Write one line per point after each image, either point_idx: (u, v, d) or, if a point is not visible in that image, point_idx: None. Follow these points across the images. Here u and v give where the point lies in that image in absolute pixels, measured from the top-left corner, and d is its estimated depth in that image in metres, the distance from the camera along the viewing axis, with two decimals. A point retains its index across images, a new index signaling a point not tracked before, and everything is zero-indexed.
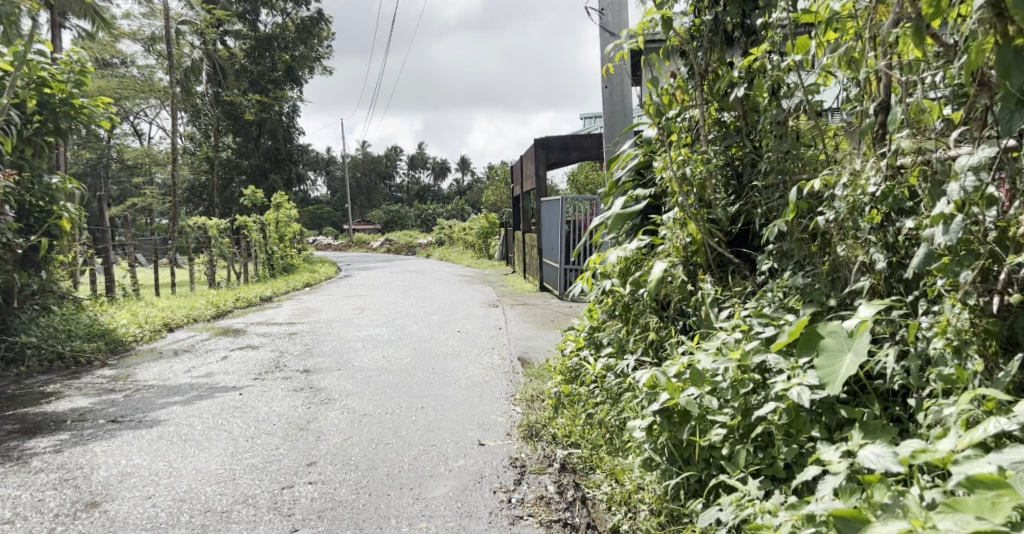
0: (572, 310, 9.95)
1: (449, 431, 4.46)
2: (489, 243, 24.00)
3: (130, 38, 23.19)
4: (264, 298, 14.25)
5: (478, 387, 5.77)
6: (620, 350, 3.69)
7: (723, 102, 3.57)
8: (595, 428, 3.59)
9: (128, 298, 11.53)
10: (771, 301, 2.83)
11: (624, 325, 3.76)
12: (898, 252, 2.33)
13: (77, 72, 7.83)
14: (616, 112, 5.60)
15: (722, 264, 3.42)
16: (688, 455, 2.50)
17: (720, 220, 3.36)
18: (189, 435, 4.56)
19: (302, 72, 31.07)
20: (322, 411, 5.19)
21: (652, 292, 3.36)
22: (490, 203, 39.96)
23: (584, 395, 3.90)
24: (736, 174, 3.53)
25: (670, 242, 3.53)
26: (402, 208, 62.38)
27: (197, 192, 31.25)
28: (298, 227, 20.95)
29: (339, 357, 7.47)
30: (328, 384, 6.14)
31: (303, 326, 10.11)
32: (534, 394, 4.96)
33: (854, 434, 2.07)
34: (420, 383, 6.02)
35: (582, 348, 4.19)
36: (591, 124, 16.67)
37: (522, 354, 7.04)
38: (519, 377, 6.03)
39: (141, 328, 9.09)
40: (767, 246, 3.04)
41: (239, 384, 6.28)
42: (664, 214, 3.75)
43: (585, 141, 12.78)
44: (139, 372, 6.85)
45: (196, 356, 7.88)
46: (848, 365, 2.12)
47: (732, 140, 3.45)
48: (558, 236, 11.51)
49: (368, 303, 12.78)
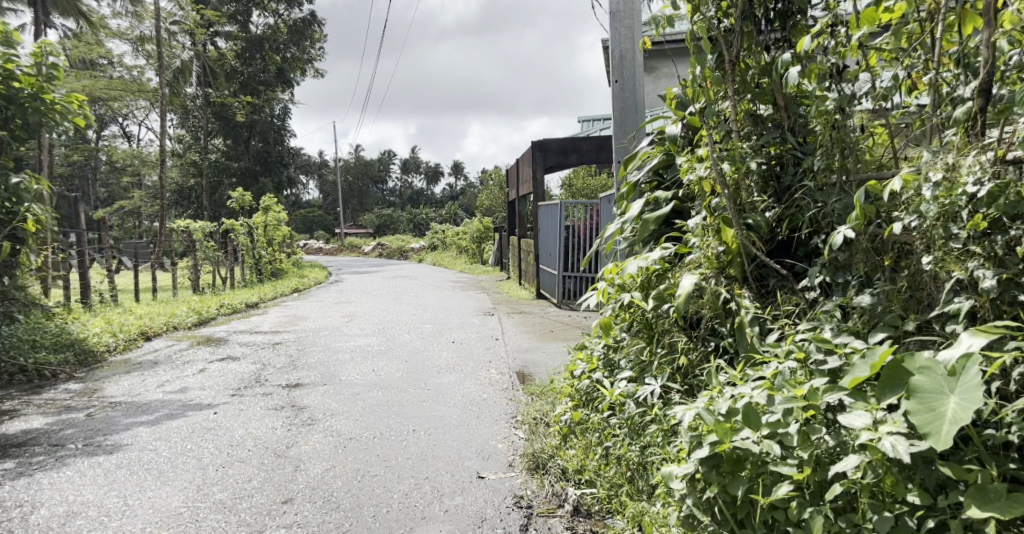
0: (573, 320, 9.49)
1: (445, 461, 3.99)
2: (483, 249, 23.54)
3: (118, 37, 22.64)
4: (250, 304, 13.76)
5: (476, 407, 5.29)
6: (641, 374, 3.24)
7: (758, 92, 3.09)
8: (612, 463, 3.14)
9: (104, 305, 10.99)
10: (830, 322, 2.37)
11: (646, 345, 3.31)
12: (1008, 267, 1.92)
13: (50, 66, 7.31)
14: (628, 110, 5.16)
15: (760, 275, 2.99)
16: (743, 516, 2.05)
17: (756, 225, 2.90)
18: (153, 463, 4.07)
19: (294, 73, 30.58)
20: (303, 434, 4.72)
21: (681, 309, 2.91)
22: (483, 208, 39.55)
23: (598, 424, 3.44)
24: (777, 172, 3.07)
25: (701, 251, 3.10)
26: (394, 213, 61.82)
27: (186, 194, 30.73)
28: (287, 230, 20.46)
29: (325, 370, 6.99)
30: (312, 402, 5.64)
31: (288, 335, 9.62)
32: (537, 417, 4.53)
33: (994, 515, 1.61)
34: (413, 401, 5.55)
35: (594, 369, 3.75)
36: (590, 126, 16.24)
37: (522, 368, 6.58)
38: (520, 395, 5.56)
39: (115, 337, 8.58)
40: (819, 257, 2.57)
41: (215, 400, 5.79)
42: (690, 220, 3.33)
43: (584, 144, 12.24)
44: (107, 387, 6.35)
45: (171, 369, 7.38)
46: (956, 413, 1.67)
47: (771, 136, 3.02)
48: (556, 242, 11.05)
49: (358, 310, 12.31)
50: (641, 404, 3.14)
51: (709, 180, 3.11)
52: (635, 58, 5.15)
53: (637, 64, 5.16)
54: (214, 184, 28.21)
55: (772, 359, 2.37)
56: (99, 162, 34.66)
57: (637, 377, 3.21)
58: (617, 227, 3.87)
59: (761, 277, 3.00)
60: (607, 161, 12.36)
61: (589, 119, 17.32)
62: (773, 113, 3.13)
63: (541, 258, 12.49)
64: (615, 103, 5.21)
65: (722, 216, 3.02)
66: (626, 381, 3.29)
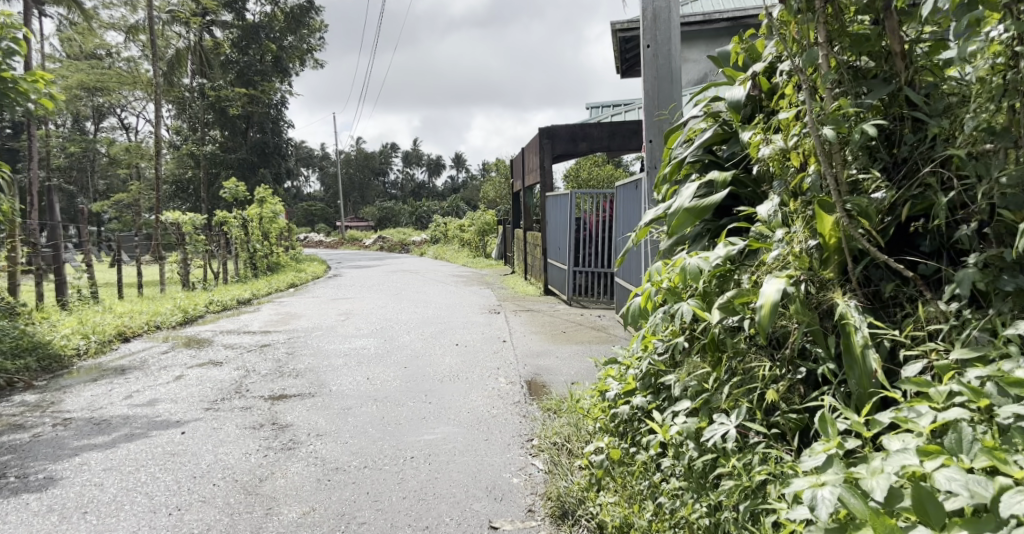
0: (585, 319, 8.79)
1: (449, 504, 3.30)
2: (486, 242, 22.83)
3: (111, 27, 21.77)
4: (243, 300, 13.08)
5: (485, 425, 4.57)
6: (704, 405, 2.50)
7: (862, 37, 2.30)
8: (668, 522, 2.41)
9: (83, 303, 10.30)
10: (1011, 353, 1.65)
11: (711, 370, 2.56)
12: None
13: (11, 40, 6.39)
14: (661, 80, 4.43)
15: (868, 277, 2.25)
16: None
17: (862, 211, 2.16)
18: (91, 505, 3.34)
19: (292, 63, 29.76)
20: (283, 463, 3.99)
21: (765, 326, 2.20)
22: (486, 199, 38.77)
23: (645, 467, 2.72)
24: (884, 142, 2.32)
25: (786, 247, 2.36)
26: (396, 206, 61.11)
27: (183, 186, 30.06)
28: (284, 223, 19.76)
29: (314, 378, 6.27)
30: (296, 418, 4.91)
31: (279, 336, 8.92)
32: (559, 443, 3.84)
33: None
34: (411, 417, 4.84)
35: (638, 395, 3.03)
36: (598, 113, 15.45)
37: (534, 376, 5.85)
38: (534, 411, 4.83)
39: (86, 340, 7.89)
40: (975, 258, 1.88)
41: (185, 417, 5.06)
42: (762, 208, 2.60)
43: (594, 131, 11.48)
44: (67, 399, 5.66)
45: (144, 376, 6.67)
46: None
47: (881, 92, 2.25)
48: (566, 234, 10.33)
49: (355, 307, 11.59)
50: (704, 446, 2.42)
51: (803, 148, 2.37)
52: (670, 17, 4.42)
53: (673, 24, 4.43)
54: (212, 176, 27.57)
55: (923, 402, 1.65)
56: (97, 154, 34.06)
57: (701, 409, 2.48)
58: (657, 216, 3.17)
59: (869, 280, 2.25)
60: (619, 149, 11.59)
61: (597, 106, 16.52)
62: (877, 65, 2.36)
63: (549, 251, 11.76)
64: (647, 72, 4.48)
65: (819, 199, 2.26)
66: (684, 414, 2.58)
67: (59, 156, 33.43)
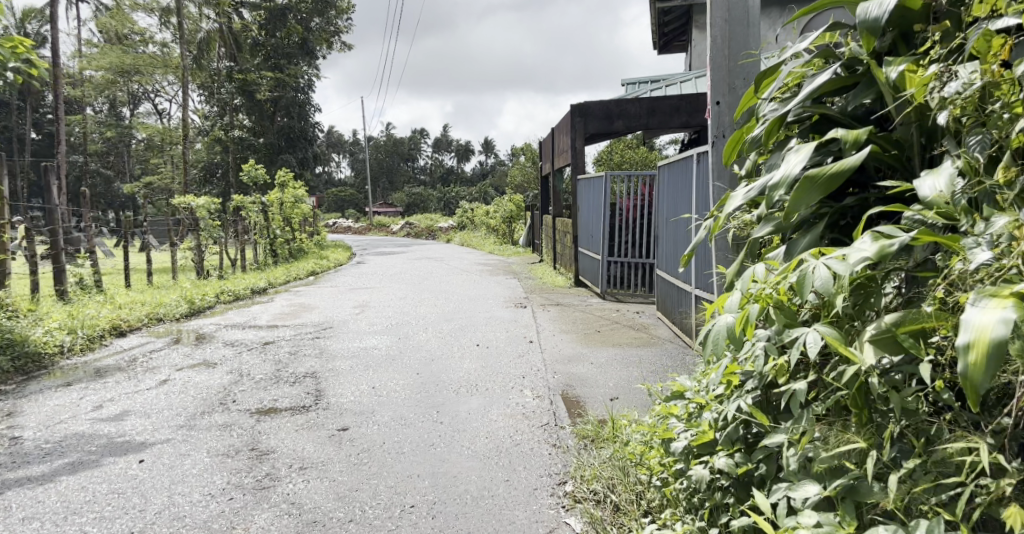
0: (621, 316, 7.83)
1: None
2: (515, 228, 21.86)
3: (143, 9, 21.10)
4: (257, 289, 12.36)
5: (506, 457, 3.69)
6: (849, 495, 1.56)
7: None
8: None
9: (83, 295, 9.61)
10: None
11: (857, 435, 1.61)
12: None
13: None
14: (734, 23, 3.47)
15: None
16: None
17: None
18: None
19: (319, 46, 28.87)
20: (249, 512, 3.13)
21: (981, 383, 1.26)
22: (514, 185, 37.70)
23: None
24: None
25: (1004, 245, 1.39)
26: (425, 193, 60.27)
27: (210, 171, 29.61)
28: (306, 209, 18.98)
29: (311, 386, 5.46)
30: (280, 443, 4.07)
31: (286, 332, 8.13)
32: (602, 496, 2.96)
33: None
34: (416, 444, 3.97)
35: (722, 453, 2.12)
36: (637, 89, 14.29)
37: (565, 389, 4.94)
38: (566, 439, 3.92)
39: (73, 336, 7.20)
40: None
41: (155, 437, 4.26)
42: (932, 180, 1.65)
43: (631, 108, 10.42)
44: (26, 410, 4.92)
45: (126, 380, 5.93)
46: None
47: None
48: (600, 222, 9.35)
49: (372, 298, 10.79)
50: None
51: None
52: None
53: None
54: (239, 161, 27.15)
55: None
56: (129, 140, 33.83)
57: (840, 502, 1.56)
58: (745, 200, 2.21)
59: None
60: (658, 127, 10.51)
61: (634, 82, 15.31)
62: None
63: (580, 239, 10.80)
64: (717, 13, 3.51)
65: None
66: (807, 506, 1.66)
67: (93, 142, 33.27)
